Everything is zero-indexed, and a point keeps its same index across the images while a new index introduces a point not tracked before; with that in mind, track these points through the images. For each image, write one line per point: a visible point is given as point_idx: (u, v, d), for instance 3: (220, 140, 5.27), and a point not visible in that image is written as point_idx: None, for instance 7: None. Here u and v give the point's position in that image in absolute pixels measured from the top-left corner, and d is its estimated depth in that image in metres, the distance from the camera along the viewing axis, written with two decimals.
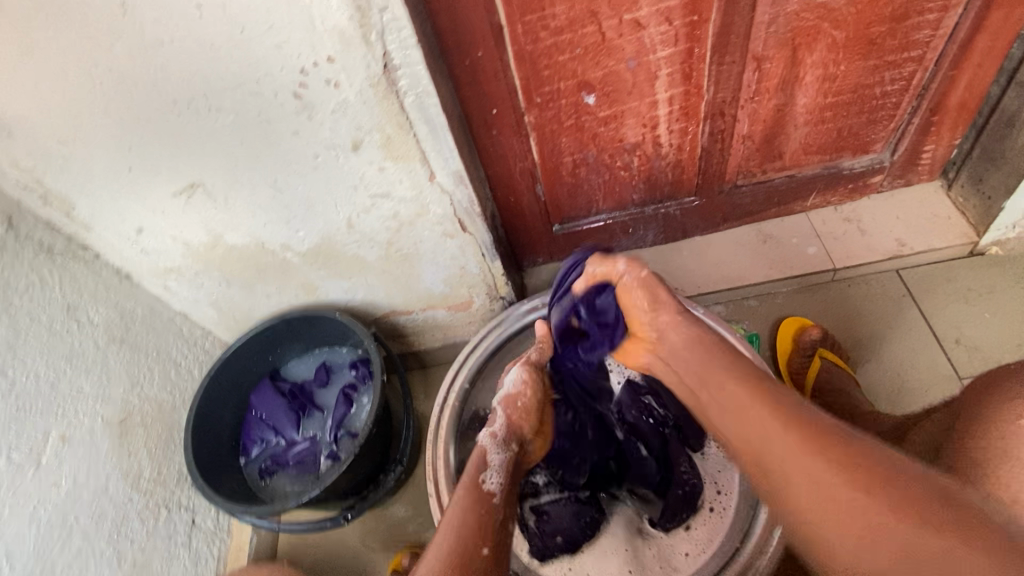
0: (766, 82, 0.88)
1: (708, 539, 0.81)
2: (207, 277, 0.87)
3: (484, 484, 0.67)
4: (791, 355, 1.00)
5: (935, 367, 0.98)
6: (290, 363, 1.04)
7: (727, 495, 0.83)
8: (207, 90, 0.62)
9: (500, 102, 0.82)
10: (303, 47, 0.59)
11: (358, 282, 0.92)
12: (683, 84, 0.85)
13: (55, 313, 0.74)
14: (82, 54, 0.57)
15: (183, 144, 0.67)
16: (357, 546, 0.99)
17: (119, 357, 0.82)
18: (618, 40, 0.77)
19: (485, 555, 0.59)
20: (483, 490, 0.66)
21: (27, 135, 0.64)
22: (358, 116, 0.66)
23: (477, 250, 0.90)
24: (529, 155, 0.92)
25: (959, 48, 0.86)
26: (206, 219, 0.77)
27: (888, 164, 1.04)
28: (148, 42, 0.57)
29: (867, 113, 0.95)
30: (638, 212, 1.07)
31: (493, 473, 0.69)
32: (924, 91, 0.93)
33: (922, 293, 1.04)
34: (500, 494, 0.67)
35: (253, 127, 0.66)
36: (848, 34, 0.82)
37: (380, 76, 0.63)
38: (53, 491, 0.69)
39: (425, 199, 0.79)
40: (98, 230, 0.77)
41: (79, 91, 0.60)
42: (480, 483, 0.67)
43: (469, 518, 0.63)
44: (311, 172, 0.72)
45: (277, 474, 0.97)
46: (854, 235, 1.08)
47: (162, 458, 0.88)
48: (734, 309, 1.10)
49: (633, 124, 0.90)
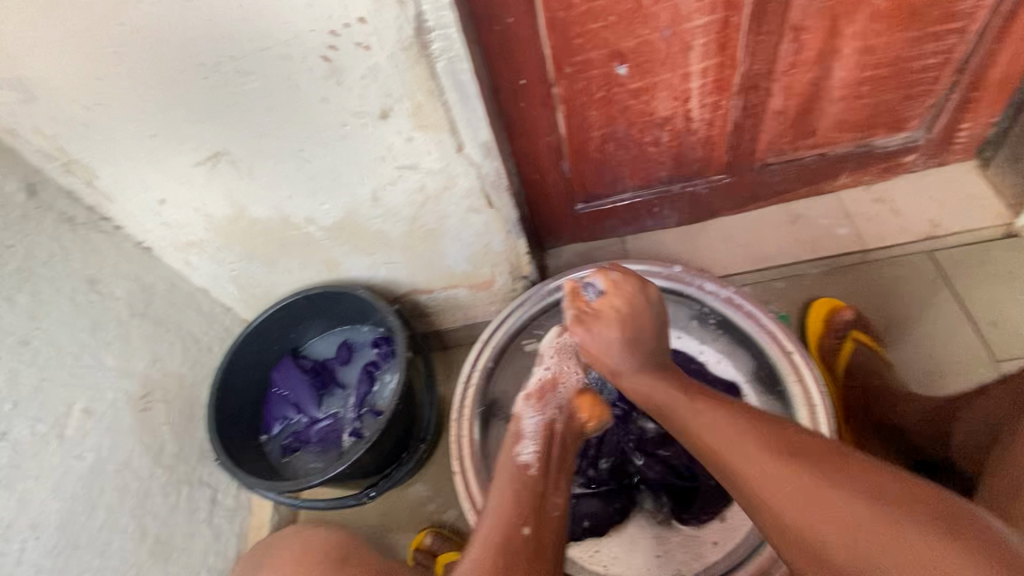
0: (803, 54, 0.85)
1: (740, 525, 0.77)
2: (229, 252, 0.86)
3: (516, 458, 0.64)
4: (823, 338, 0.97)
5: (970, 350, 0.95)
6: (310, 341, 1.03)
7: None
8: (234, 53, 0.60)
9: (529, 74, 0.80)
10: (335, 7, 0.57)
11: (381, 258, 0.91)
12: (718, 55, 0.82)
13: (77, 284, 0.72)
14: (107, 11, 0.55)
15: (209, 110, 0.66)
16: (378, 525, 0.99)
17: (140, 332, 0.81)
18: (654, 7, 0.75)
19: (524, 535, 0.56)
20: (517, 463, 0.64)
21: (50, 99, 0.62)
22: (388, 82, 0.64)
23: (502, 226, 0.88)
24: (556, 130, 0.90)
25: (1005, 19, 0.83)
26: (230, 191, 0.76)
27: (923, 142, 1.01)
28: (175, 0, 0.55)
29: (904, 88, 0.92)
30: (665, 190, 1.04)
31: (528, 443, 0.66)
32: (966, 65, 0.89)
33: (957, 275, 1.02)
34: (535, 465, 0.64)
35: (281, 93, 0.64)
36: (891, 3, 0.79)
37: (412, 40, 0.61)
38: (77, 464, 0.68)
39: (453, 171, 0.77)
40: (120, 201, 0.76)
41: (103, 52, 0.59)
42: (513, 456, 0.65)
43: (508, 496, 0.61)
44: (338, 142, 0.71)
45: (300, 451, 0.97)
46: (886, 216, 1.06)
47: (183, 434, 0.87)
48: (761, 290, 1.06)
49: (664, 97, 0.88)
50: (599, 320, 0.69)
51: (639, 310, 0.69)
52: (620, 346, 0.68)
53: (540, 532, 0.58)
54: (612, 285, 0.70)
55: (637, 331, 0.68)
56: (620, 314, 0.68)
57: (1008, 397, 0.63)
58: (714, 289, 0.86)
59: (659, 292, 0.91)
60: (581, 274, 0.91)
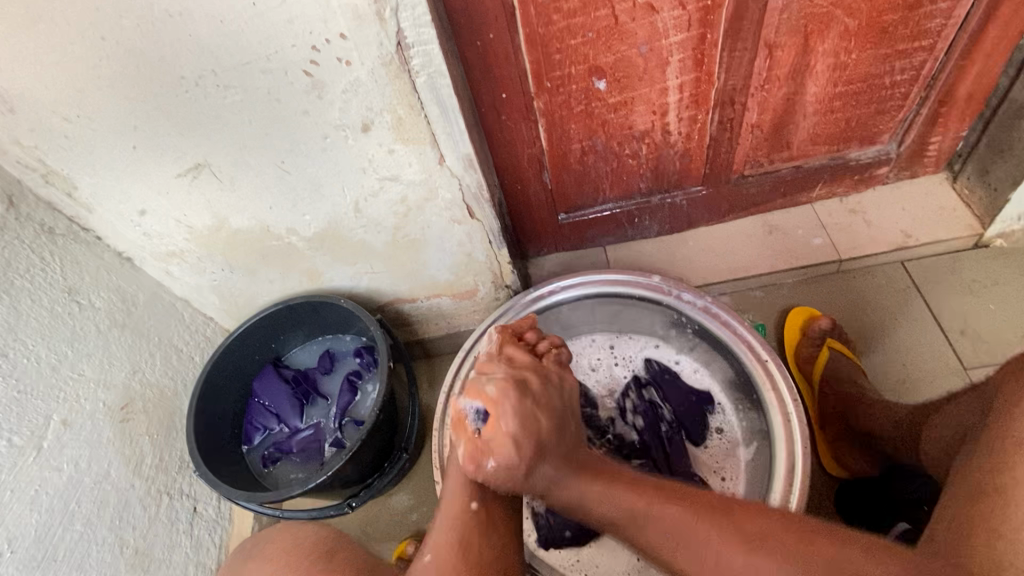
0: (777, 70, 0.87)
1: None
2: (211, 262, 0.86)
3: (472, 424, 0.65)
4: (800, 346, 1.00)
5: (941, 358, 0.98)
6: (293, 351, 1.03)
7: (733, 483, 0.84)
8: (216, 66, 0.61)
9: (510, 87, 0.81)
10: (316, 23, 0.58)
11: (364, 268, 0.91)
12: (695, 70, 0.84)
13: (56, 295, 0.72)
14: (89, 26, 0.56)
15: (190, 122, 0.66)
16: (360, 534, 0.99)
17: (120, 342, 0.81)
18: (631, 24, 0.76)
19: (473, 509, 0.64)
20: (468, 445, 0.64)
21: (29, 111, 0.62)
22: (369, 96, 0.65)
23: (484, 236, 0.89)
24: (537, 142, 0.91)
25: (970, 38, 0.86)
26: (211, 201, 0.76)
27: (895, 155, 1.04)
28: (157, 15, 0.56)
29: (875, 103, 0.94)
30: (645, 201, 1.06)
31: (478, 430, 0.64)
32: (934, 81, 0.92)
33: (927, 285, 1.05)
34: (489, 447, 0.65)
35: (262, 106, 0.65)
36: (861, 22, 0.82)
37: (393, 55, 0.62)
38: (55, 476, 0.67)
39: (434, 182, 0.78)
40: (100, 211, 0.75)
41: (83, 65, 0.59)
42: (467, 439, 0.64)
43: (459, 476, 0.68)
44: (319, 154, 0.71)
45: (281, 461, 0.96)
46: (859, 227, 1.08)
47: (163, 445, 0.87)
48: (740, 299, 1.10)
49: (643, 111, 0.89)
50: (496, 438, 0.62)
51: (526, 414, 0.63)
52: (524, 455, 0.62)
53: (486, 505, 0.65)
54: (495, 399, 0.64)
55: (538, 435, 0.63)
56: (511, 426, 0.62)
57: (966, 403, 0.65)
58: (691, 299, 0.88)
59: (639, 302, 0.92)
60: (563, 283, 0.92)
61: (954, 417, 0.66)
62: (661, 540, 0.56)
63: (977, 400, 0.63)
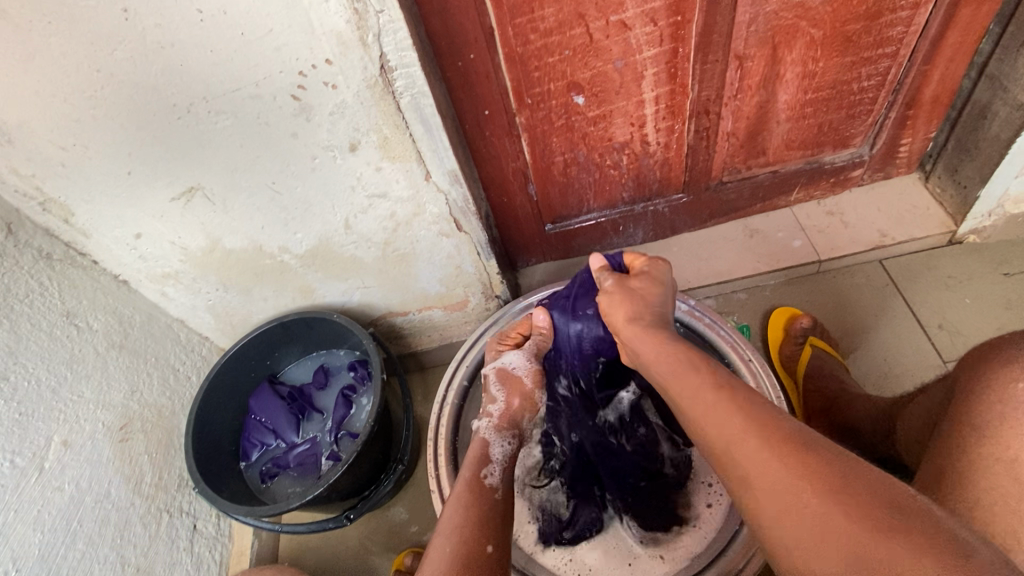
0: (748, 80, 0.91)
1: (688, 551, 0.80)
2: (205, 282, 0.88)
3: (487, 481, 0.68)
4: (783, 344, 1.03)
5: (920, 352, 1.01)
6: (289, 367, 1.05)
7: (716, 506, 0.82)
8: (207, 94, 0.63)
9: (493, 104, 0.84)
10: (302, 50, 0.60)
11: (356, 283, 0.93)
12: (669, 83, 0.87)
13: (55, 319, 0.74)
14: (87, 60, 0.58)
15: (184, 147, 0.68)
16: (358, 547, 1.00)
17: (118, 364, 0.83)
18: (606, 41, 0.80)
19: (490, 554, 0.58)
20: (485, 485, 0.67)
21: (27, 141, 0.65)
22: (355, 117, 0.68)
23: (472, 248, 0.91)
24: (520, 155, 0.94)
25: (931, 44, 0.90)
26: (205, 223, 0.78)
27: (867, 158, 1.08)
28: (150, 47, 0.58)
29: (845, 108, 0.98)
30: (628, 210, 1.09)
31: (494, 467, 0.70)
32: (899, 87, 0.96)
33: (904, 281, 1.08)
34: (501, 488, 0.68)
35: (253, 130, 0.68)
36: (825, 32, 0.86)
37: (377, 77, 0.65)
38: (57, 496, 0.68)
39: (422, 198, 0.80)
40: (96, 236, 0.78)
41: (80, 96, 0.61)
42: (482, 477, 0.68)
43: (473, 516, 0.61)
44: (309, 174, 0.74)
45: (279, 476, 0.98)
46: (838, 228, 1.11)
47: (162, 463, 0.88)
48: (724, 302, 1.13)
49: (621, 123, 0.93)
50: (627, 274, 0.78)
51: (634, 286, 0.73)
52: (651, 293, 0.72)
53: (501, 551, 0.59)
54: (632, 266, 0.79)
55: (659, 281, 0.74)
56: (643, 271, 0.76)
57: (934, 392, 0.68)
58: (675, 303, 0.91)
59: None
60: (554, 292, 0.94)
61: (924, 405, 0.69)
62: (769, 491, 0.47)
63: (945, 388, 0.66)
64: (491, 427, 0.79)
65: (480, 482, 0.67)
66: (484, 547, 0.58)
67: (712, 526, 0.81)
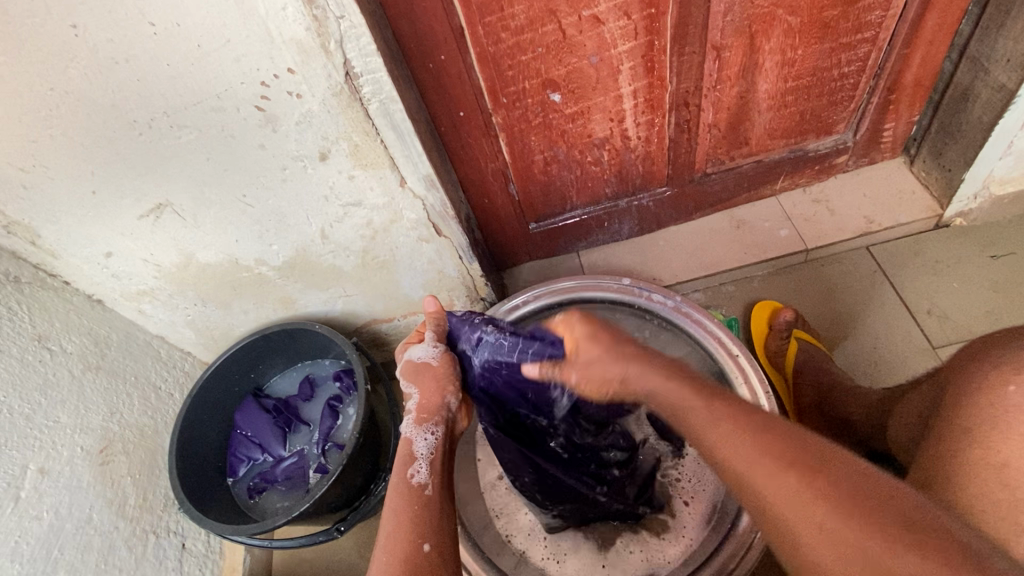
0: (727, 70, 0.89)
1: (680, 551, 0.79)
2: (182, 298, 0.86)
3: (410, 481, 0.57)
4: (769, 339, 1.01)
5: (910, 339, 1.00)
6: (274, 379, 1.04)
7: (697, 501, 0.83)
8: (168, 108, 0.61)
9: (467, 104, 0.83)
10: (262, 60, 0.59)
11: (336, 292, 0.92)
12: (647, 76, 0.86)
13: (25, 343, 0.72)
14: (38, 79, 0.56)
15: (147, 164, 0.67)
16: (353, 557, 0.99)
17: (95, 386, 0.81)
18: (579, 36, 0.78)
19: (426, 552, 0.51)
20: (411, 485, 0.57)
21: None
22: (323, 126, 0.66)
23: (454, 252, 0.89)
24: (499, 156, 0.93)
25: (910, 27, 0.88)
26: (177, 239, 0.77)
27: (852, 143, 1.07)
28: (103, 63, 0.56)
29: (826, 95, 0.97)
30: (612, 205, 1.08)
31: (420, 464, 0.59)
32: (880, 71, 0.95)
33: (891, 267, 1.07)
34: (432, 485, 0.58)
35: (218, 144, 0.66)
36: (803, 19, 0.84)
37: (342, 85, 0.63)
38: (36, 524, 0.67)
39: (398, 205, 0.79)
40: (66, 257, 0.76)
41: (32, 115, 0.59)
42: (407, 477, 0.58)
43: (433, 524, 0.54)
44: (280, 185, 0.72)
45: (266, 491, 0.96)
46: (823, 215, 1.10)
47: (147, 484, 0.87)
48: (712, 295, 1.11)
49: (600, 119, 0.91)
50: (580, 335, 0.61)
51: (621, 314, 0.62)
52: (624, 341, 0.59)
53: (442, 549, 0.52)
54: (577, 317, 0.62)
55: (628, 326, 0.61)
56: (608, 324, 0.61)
57: (927, 390, 0.67)
58: (661, 300, 0.89)
59: (609, 307, 0.93)
60: (535, 292, 0.92)
61: (914, 406, 0.69)
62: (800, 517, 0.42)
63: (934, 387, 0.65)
64: (410, 421, 0.63)
65: (405, 483, 0.57)
66: (417, 546, 0.51)
67: (696, 527, 0.80)
